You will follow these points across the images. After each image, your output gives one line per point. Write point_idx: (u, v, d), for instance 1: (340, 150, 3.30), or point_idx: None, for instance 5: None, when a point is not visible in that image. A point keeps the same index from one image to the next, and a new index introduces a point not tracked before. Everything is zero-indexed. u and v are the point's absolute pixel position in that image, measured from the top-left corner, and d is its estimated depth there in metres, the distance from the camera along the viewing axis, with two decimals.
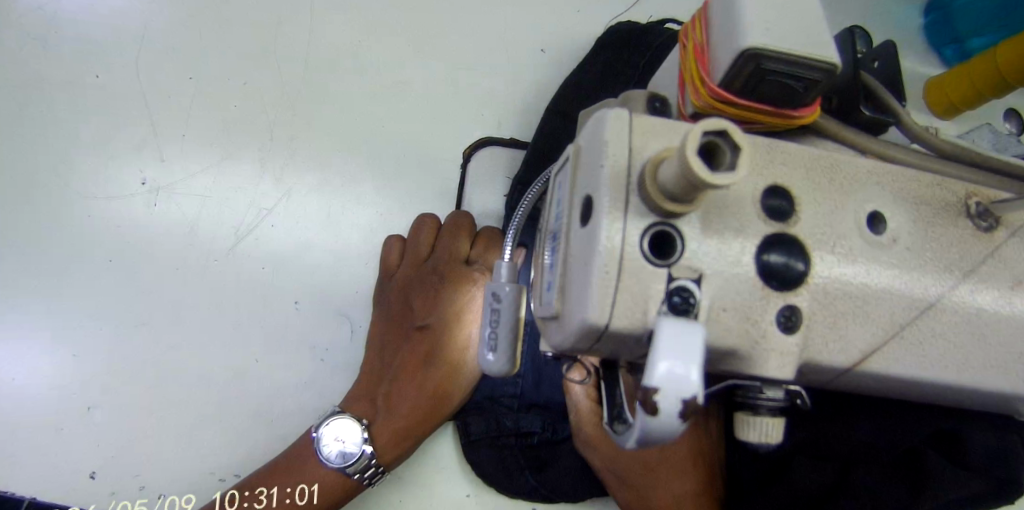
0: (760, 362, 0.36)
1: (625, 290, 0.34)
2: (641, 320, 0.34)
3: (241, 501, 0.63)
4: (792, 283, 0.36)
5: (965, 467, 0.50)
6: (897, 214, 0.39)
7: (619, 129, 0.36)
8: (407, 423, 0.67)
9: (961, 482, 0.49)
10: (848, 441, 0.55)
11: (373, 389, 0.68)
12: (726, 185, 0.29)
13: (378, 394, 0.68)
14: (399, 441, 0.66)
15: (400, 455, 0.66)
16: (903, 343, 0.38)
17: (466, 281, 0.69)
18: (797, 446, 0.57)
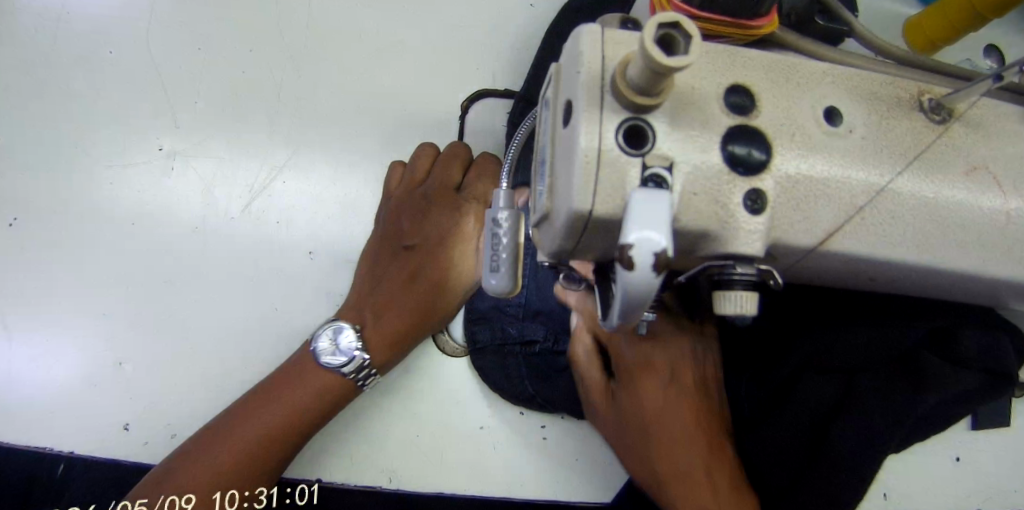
0: (730, 240, 0.39)
1: (603, 179, 0.38)
2: (619, 204, 0.38)
3: (241, 502, 0.63)
4: (756, 169, 0.40)
5: (961, 362, 0.56)
6: (853, 108, 0.43)
7: (593, 42, 0.40)
8: (396, 331, 0.68)
9: (954, 375, 0.55)
10: (852, 353, 0.57)
11: (364, 300, 0.69)
12: (681, 68, 0.33)
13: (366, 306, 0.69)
14: (388, 344, 0.67)
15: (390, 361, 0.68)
16: (863, 223, 0.42)
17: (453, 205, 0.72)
18: (799, 366, 0.59)
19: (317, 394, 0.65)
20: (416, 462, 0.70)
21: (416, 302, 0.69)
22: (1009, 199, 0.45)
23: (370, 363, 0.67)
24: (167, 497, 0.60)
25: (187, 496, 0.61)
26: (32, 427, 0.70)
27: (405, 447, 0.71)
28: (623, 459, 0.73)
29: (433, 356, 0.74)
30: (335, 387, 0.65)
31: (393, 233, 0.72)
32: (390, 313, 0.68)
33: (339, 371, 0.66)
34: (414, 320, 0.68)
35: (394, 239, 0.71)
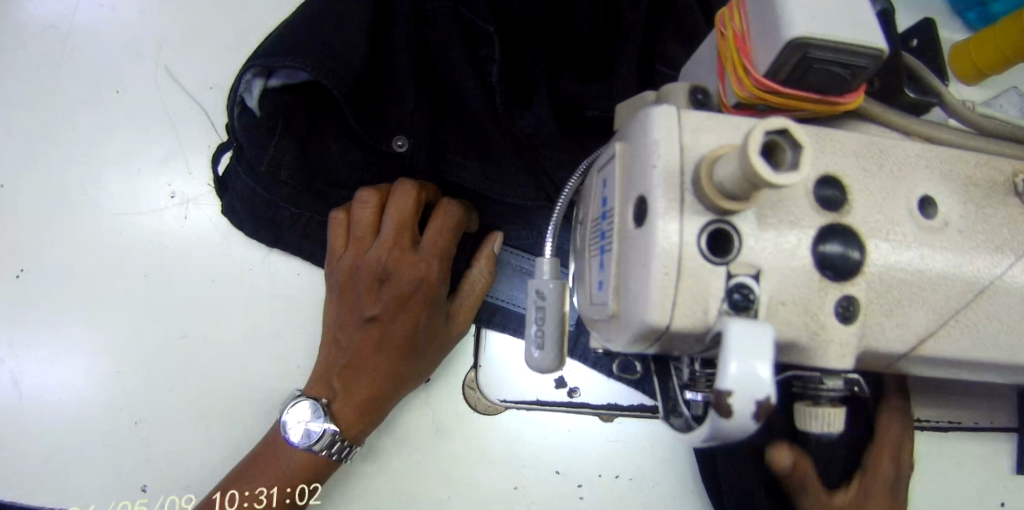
0: (821, 353, 0.36)
1: (686, 291, 0.34)
2: (702, 316, 0.34)
3: (242, 502, 0.60)
4: (849, 272, 0.36)
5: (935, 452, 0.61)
6: (948, 197, 0.39)
7: (669, 130, 0.36)
8: (360, 397, 0.62)
9: None
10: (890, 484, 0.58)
11: (332, 366, 0.64)
12: (789, 184, 0.29)
13: (334, 372, 0.63)
14: (355, 420, 0.62)
15: (363, 427, 0.62)
16: (959, 325, 0.38)
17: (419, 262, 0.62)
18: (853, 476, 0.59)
19: (291, 472, 0.60)
20: None
21: (382, 375, 0.62)
22: None
23: (341, 436, 0.61)
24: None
25: None
26: (45, 489, 0.66)
27: (435, 509, 0.68)
28: None
29: (463, 412, 0.70)
30: (309, 464, 0.61)
31: (350, 302, 0.64)
32: (356, 385, 0.62)
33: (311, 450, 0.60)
34: (380, 392, 0.62)
35: (353, 308, 0.64)
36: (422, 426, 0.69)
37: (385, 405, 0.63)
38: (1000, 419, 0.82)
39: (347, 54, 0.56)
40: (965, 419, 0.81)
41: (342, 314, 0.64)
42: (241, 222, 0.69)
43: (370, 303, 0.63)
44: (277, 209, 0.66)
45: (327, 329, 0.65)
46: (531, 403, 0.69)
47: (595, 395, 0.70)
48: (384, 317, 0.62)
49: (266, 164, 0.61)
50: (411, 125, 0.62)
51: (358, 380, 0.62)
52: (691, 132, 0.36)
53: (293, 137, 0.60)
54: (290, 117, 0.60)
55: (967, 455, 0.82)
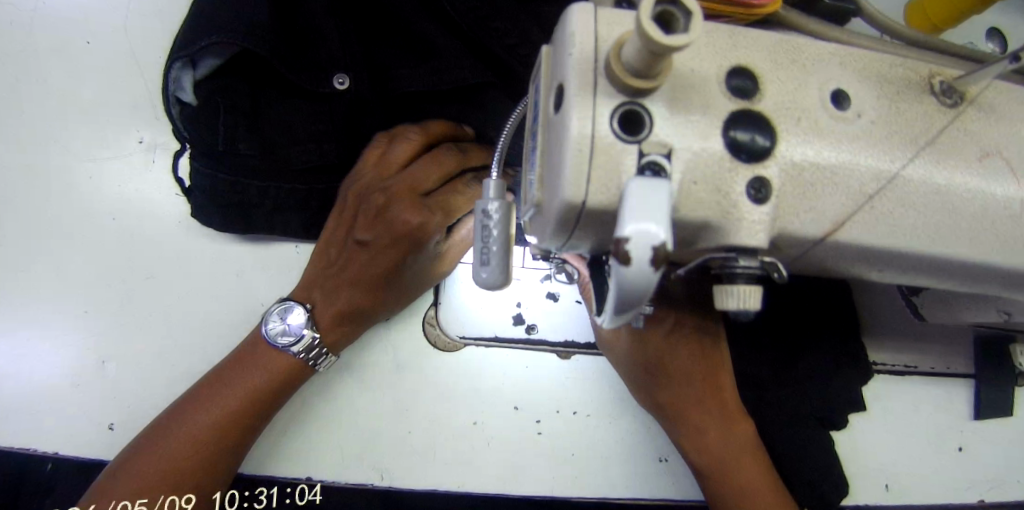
0: (732, 232, 0.37)
1: (598, 167, 0.36)
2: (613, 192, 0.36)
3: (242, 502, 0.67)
4: (760, 155, 0.37)
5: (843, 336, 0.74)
6: (861, 91, 0.41)
7: (584, 22, 0.37)
8: (341, 315, 0.65)
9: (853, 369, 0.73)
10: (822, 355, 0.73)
11: (313, 279, 0.66)
12: (683, 47, 0.31)
13: (314, 287, 0.66)
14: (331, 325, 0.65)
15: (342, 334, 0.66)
16: (873, 212, 0.40)
17: (407, 197, 0.63)
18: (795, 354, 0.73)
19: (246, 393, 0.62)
20: (411, 458, 0.69)
21: (363, 297, 0.64)
22: None
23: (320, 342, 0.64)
24: (167, 498, 0.59)
25: (187, 496, 0.60)
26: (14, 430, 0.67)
27: (398, 444, 0.69)
28: (621, 452, 0.71)
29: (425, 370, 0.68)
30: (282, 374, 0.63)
31: (340, 227, 0.66)
32: (335, 300, 0.65)
33: (290, 352, 0.64)
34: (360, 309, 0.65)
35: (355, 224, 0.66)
36: (384, 364, 0.71)
37: (364, 318, 0.66)
38: (958, 365, 0.84)
39: (257, 15, 0.58)
40: (921, 363, 0.83)
41: (325, 241, 0.67)
42: (210, 220, 0.67)
43: (365, 227, 0.64)
44: (245, 189, 0.65)
45: (313, 251, 0.67)
46: (489, 339, 0.71)
47: (551, 330, 0.72)
48: (369, 246, 0.63)
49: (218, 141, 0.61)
50: (345, 63, 0.63)
51: (337, 299, 0.65)
52: (604, 23, 0.37)
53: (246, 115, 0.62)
54: (230, 100, 0.62)
55: (927, 399, 0.83)
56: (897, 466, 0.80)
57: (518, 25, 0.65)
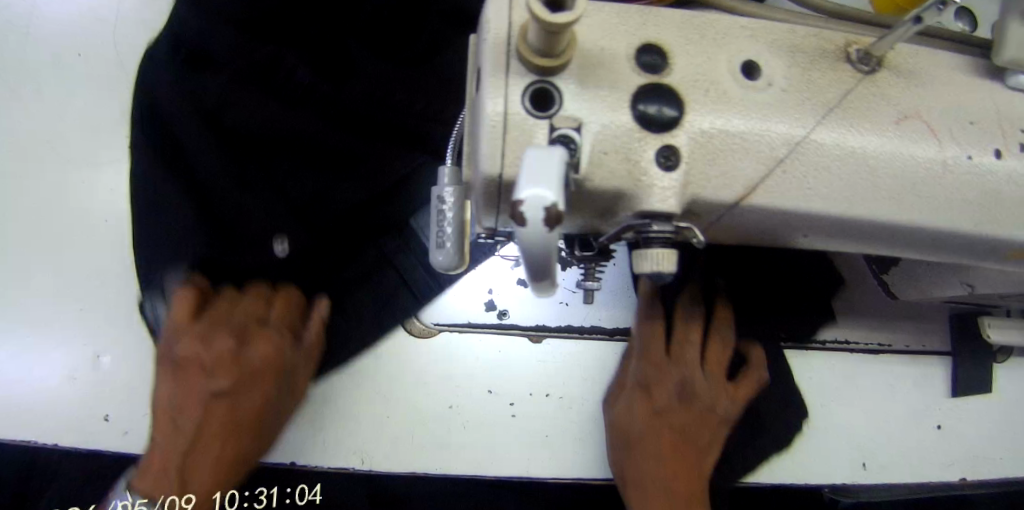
0: (645, 199, 0.40)
1: (511, 144, 0.38)
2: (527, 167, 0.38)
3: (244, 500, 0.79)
4: (668, 125, 0.40)
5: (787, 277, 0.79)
6: (772, 61, 0.42)
7: (499, 8, 0.40)
8: (181, 463, 0.67)
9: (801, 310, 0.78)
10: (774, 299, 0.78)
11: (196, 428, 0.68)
12: (569, 24, 0.33)
13: (189, 436, 0.67)
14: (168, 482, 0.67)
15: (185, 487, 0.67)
16: (786, 174, 0.41)
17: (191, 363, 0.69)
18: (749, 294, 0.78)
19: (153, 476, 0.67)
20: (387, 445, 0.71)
21: (169, 446, 0.67)
22: (943, 147, 0.45)
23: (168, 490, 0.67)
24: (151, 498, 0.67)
25: (186, 496, 0.67)
26: (11, 424, 0.70)
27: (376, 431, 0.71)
28: (591, 432, 0.74)
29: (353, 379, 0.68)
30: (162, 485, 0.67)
31: (169, 401, 0.68)
32: (168, 447, 0.67)
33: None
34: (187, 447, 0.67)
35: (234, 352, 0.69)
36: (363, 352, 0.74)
37: (200, 476, 0.68)
38: (933, 342, 0.85)
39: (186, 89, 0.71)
40: (896, 341, 0.84)
41: (178, 405, 0.68)
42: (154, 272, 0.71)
43: (165, 394, 0.68)
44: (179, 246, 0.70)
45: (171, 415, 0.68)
46: (462, 325, 0.74)
47: (522, 317, 0.75)
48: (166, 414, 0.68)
49: (161, 232, 0.70)
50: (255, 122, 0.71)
51: (187, 456, 0.67)
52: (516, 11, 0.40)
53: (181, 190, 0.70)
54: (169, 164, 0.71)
55: (903, 377, 0.84)
56: (873, 442, 0.81)
57: (447, 41, 0.79)
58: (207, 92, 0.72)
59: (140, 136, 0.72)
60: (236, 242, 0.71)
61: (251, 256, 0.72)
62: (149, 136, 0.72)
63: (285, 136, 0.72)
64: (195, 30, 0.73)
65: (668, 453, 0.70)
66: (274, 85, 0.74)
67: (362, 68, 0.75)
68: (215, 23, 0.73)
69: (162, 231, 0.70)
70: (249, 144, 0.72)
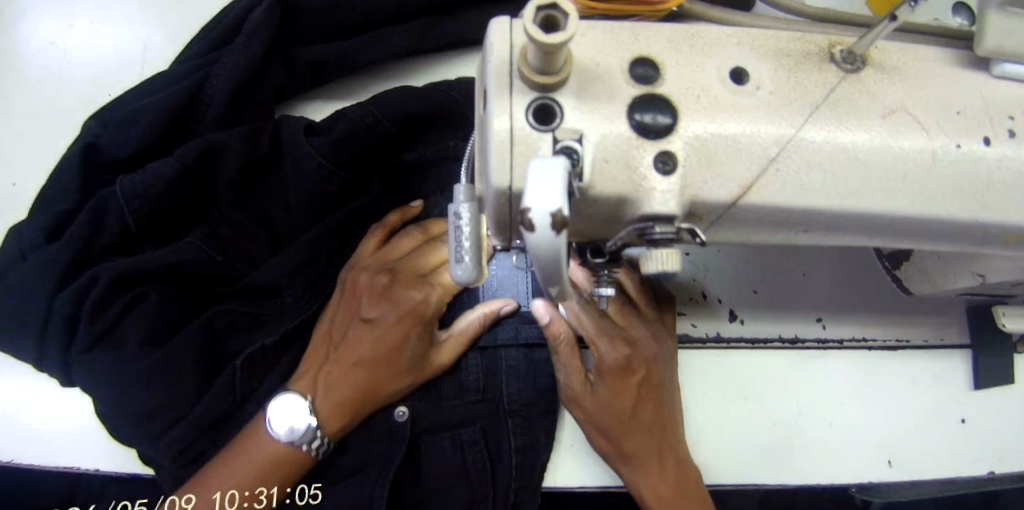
0: (646, 202, 0.42)
1: (518, 158, 0.41)
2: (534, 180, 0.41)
3: None
4: (663, 132, 0.42)
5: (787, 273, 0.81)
6: (759, 67, 0.45)
7: (501, 33, 0.43)
8: None
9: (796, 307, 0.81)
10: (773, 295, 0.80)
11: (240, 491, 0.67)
12: (562, 42, 0.36)
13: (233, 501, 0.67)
14: None
15: None
16: (779, 173, 0.44)
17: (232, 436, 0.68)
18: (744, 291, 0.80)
19: None
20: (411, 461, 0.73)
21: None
22: (931, 139, 0.47)
23: None
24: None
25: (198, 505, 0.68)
26: (61, 449, 0.75)
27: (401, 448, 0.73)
28: None
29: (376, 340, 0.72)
30: None
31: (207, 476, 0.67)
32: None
33: None
34: (362, 392, 0.71)
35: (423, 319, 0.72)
36: None
37: None
38: (952, 335, 0.85)
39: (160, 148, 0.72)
40: (914, 336, 0.84)
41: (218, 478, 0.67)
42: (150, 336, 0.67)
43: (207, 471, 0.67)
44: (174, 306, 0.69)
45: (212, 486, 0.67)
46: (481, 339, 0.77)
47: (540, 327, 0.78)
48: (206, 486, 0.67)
49: (119, 364, 0.64)
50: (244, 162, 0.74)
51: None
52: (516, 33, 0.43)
53: (155, 305, 0.68)
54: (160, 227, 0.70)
55: (922, 371, 0.84)
56: (896, 438, 0.81)
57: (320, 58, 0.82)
58: (189, 189, 0.72)
59: (66, 246, 0.66)
60: (228, 333, 0.71)
61: (239, 335, 0.72)
62: (69, 246, 0.66)
63: (269, 213, 0.77)
64: (112, 135, 0.72)
65: (605, 433, 0.71)
66: (223, 178, 0.73)
67: (331, 123, 0.76)
68: (146, 110, 0.72)
69: (120, 356, 0.65)
70: (222, 233, 0.75)
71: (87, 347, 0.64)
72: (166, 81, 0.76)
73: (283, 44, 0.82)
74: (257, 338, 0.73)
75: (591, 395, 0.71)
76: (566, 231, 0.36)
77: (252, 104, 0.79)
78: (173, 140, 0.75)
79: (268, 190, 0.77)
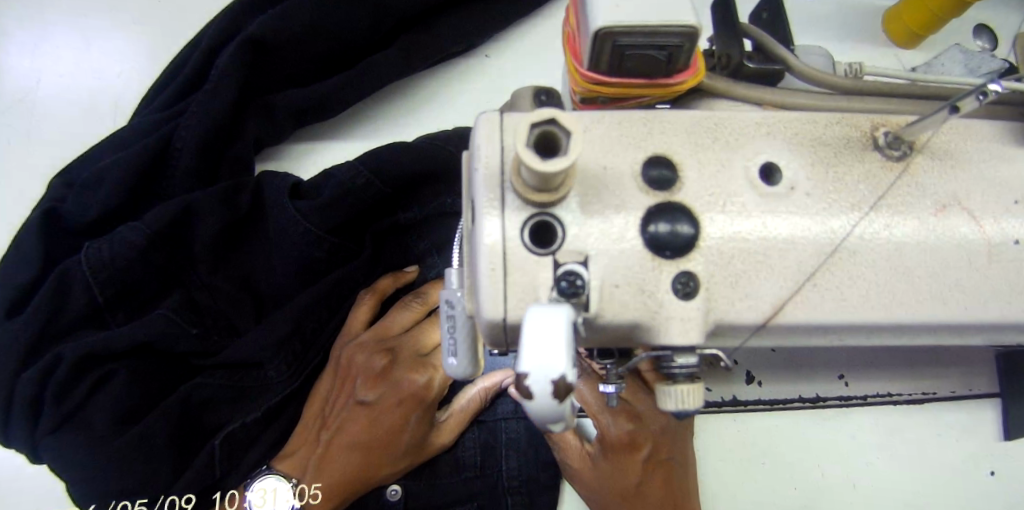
0: (665, 331, 0.36)
1: (513, 284, 0.35)
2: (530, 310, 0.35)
3: None
4: (684, 247, 0.36)
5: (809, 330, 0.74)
6: (793, 163, 0.39)
7: (490, 133, 0.37)
8: None
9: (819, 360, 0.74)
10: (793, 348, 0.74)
11: None
12: (563, 170, 0.30)
13: None
14: None
15: None
16: (816, 289, 0.38)
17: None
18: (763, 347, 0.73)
19: None
20: None
21: None
22: (989, 234, 0.41)
23: None
24: None
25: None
26: None
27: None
28: None
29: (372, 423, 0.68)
30: None
31: None
32: None
33: None
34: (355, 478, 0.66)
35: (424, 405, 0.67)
36: None
37: None
38: (984, 385, 0.78)
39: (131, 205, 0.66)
40: (941, 389, 0.76)
41: None
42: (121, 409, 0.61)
43: None
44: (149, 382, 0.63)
45: None
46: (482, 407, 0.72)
47: None
48: None
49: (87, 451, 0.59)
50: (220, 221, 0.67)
51: None
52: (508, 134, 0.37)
53: (125, 383, 0.62)
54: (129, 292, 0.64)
55: (951, 424, 0.79)
56: (924, 498, 0.76)
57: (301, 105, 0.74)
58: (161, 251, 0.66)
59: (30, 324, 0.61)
60: (209, 406, 0.65)
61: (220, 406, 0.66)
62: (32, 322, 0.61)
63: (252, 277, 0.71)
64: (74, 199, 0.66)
65: (611, 506, 0.65)
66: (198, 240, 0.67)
67: (320, 183, 0.70)
68: (109, 170, 0.66)
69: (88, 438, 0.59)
70: (201, 301, 0.68)
71: (54, 427, 0.59)
72: (133, 136, 0.70)
73: (256, 91, 0.74)
74: (239, 413, 0.66)
75: (592, 468, 0.65)
76: (572, 395, 0.30)
77: (230, 157, 0.72)
78: (141, 200, 0.69)
79: (250, 254, 0.71)
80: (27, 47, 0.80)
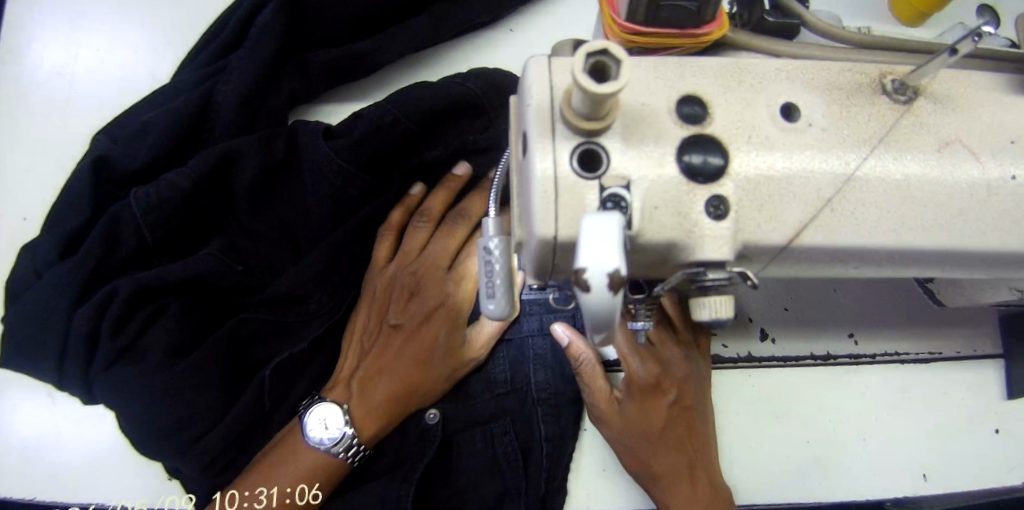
0: (698, 248, 0.41)
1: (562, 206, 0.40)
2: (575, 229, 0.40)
3: None
4: (714, 174, 0.41)
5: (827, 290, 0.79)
6: (810, 103, 0.44)
7: (541, 73, 0.41)
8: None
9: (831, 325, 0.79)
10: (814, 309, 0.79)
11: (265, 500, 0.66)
12: (615, 91, 0.34)
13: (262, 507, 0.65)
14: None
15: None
16: (833, 214, 0.42)
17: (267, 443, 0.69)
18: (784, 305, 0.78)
19: None
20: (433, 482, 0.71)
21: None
22: (988, 169, 0.45)
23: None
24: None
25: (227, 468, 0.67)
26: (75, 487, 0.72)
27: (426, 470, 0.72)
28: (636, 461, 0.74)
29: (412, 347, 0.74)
30: None
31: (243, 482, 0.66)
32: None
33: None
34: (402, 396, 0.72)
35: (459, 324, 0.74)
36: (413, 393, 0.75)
37: None
38: (985, 346, 0.83)
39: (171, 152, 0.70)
40: (945, 348, 0.82)
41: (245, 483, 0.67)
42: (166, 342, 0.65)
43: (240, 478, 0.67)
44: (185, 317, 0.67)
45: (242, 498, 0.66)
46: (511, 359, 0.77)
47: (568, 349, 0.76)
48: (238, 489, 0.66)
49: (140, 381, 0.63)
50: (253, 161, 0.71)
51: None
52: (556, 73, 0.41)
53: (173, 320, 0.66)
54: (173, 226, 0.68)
55: (957, 384, 0.82)
56: (931, 453, 0.80)
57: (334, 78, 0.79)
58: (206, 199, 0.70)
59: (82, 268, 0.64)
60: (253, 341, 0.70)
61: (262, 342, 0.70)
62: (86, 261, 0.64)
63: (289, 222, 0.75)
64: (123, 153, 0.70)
65: (637, 449, 0.68)
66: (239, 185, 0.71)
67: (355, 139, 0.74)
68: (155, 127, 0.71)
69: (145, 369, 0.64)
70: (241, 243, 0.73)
71: (110, 361, 0.63)
72: (176, 95, 0.74)
73: (294, 56, 0.78)
74: (285, 346, 0.71)
75: (619, 413, 0.69)
76: (623, 290, 0.34)
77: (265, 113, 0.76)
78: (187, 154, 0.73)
79: (287, 198, 0.75)
80: (70, 27, 0.85)
